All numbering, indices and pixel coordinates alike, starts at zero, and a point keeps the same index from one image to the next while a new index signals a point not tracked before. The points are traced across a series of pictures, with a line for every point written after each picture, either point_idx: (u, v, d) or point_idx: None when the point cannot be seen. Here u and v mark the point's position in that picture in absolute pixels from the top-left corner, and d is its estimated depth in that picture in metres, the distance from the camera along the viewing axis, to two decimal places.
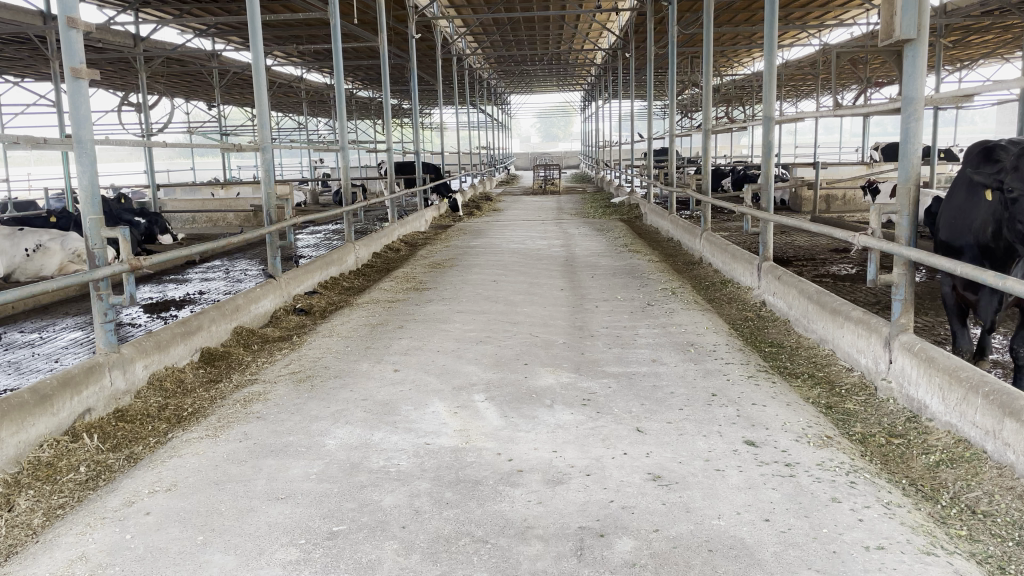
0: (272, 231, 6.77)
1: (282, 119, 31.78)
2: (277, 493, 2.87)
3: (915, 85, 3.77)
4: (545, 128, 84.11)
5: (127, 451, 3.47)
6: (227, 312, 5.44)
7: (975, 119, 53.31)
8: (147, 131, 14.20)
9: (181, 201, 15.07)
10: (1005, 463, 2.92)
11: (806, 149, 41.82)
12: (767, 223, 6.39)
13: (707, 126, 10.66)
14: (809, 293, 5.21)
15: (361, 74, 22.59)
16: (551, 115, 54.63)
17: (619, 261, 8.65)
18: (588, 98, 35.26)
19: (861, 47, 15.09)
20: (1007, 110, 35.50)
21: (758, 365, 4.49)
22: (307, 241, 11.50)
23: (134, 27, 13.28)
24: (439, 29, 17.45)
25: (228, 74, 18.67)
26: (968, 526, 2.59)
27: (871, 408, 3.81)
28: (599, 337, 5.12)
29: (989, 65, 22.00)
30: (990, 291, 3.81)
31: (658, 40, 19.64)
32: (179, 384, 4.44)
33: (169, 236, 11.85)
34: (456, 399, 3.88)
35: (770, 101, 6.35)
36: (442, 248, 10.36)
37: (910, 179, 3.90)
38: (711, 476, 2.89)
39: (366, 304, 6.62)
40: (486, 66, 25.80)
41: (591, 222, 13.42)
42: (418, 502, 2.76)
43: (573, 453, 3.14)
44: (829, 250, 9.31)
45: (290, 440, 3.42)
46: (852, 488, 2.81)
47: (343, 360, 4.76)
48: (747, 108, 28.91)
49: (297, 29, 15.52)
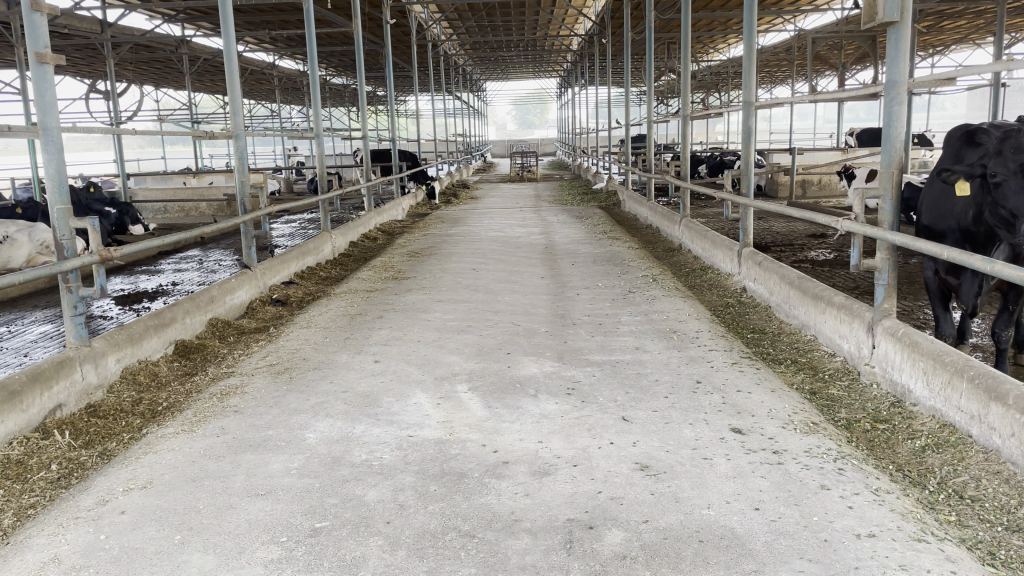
0: (247, 220, 6.64)
1: (255, 107, 31.39)
2: (257, 489, 2.80)
3: (898, 69, 3.76)
4: (520, 116, 83.96)
5: (100, 447, 3.37)
6: (202, 304, 5.33)
7: (945, 106, 53.98)
8: (116, 120, 13.92)
9: (152, 190, 14.81)
10: (990, 447, 2.92)
11: (781, 135, 42.14)
12: (747, 210, 6.37)
13: (684, 112, 10.63)
14: (790, 279, 5.20)
15: (335, 61, 22.34)
16: (527, 102, 54.53)
17: (598, 248, 8.61)
18: (563, 85, 35.18)
19: (836, 32, 15.16)
20: (977, 95, 36.04)
21: (741, 351, 4.48)
22: (283, 230, 11.34)
23: (101, 13, 12.99)
24: (414, 15, 17.27)
25: (200, 61, 18.38)
26: (957, 511, 2.58)
27: (855, 394, 3.80)
28: (581, 325, 5.08)
29: (960, 51, 22.25)
30: (971, 274, 3.80)
31: (634, 26, 19.60)
32: (153, 378, 4.33)
33: (141, 226, 11.64)
34: (438, 390, 3.82)
35: (750, 86, 6.31)
36: (420, 236, 10.27)
37: (893, 163, 3.87)
38: (699, 465, 2.86)
39: (344, 294, 6.52)
40: (461, 52, 25.62)
41: (569, 209, 13.39)
42: (402, 496, 2.70)
43: (559, 443, 3.10)
44: (806, 235, 9.35)
45: (269, 434, 3.34)
46: (840, 475, 2.78)
47: (322, 352, 4.67)
48: (723, 94, 29.01)
49: (268, 15, 15.28)
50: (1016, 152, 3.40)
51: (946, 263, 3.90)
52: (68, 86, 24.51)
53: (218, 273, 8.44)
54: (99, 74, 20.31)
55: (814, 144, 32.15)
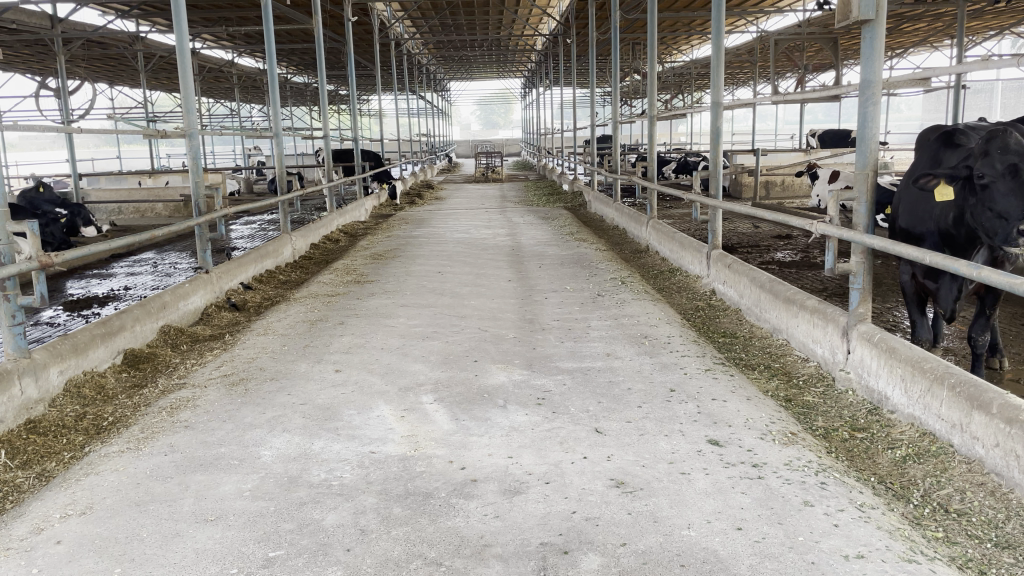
0: (202, 222, 6.36)
1: (214, 106, 30.74)
2: (207, 514, 2.60)
3: (873, 68, 3.68)
4: (484, 116, 83.68)
5: (38, 467, 3.13)
6: (153, 310, 5.07)
7: (902, 109, 54.77)
8: (67, 118, 13.43)
9: (105, 191, 14.38)
10: (973, 457, 2.83)
11: (745, 136, 42.28)
12: (716, 211, 6.27)
13: (651, 112, 10.51)
14: (761, 281, 5.12)
15: (296, 59, 21.91)
16: (490, 103, 54.44)
17: (566, 250, 8.49)
18: (527, 86, 35.06)
19: (798, 35, 15.25)
20: (932, 97, 37.01)
21: (715, 357, 4.36)
22: (241, 232, 11.02)
23: (51, 8, 12.55)
24: (376, 14, 17.01)
25: (155, 58, 17.87)
26: (943, 526, 2.48)
27: (830, 401, 3.71)
28: (550, 330, 4.93)
29: (919, 53, 22.63)
30: (948, 279, 3.74)
31: (599, 26, 19.58)
32: (100, 391, 4.08)
33: (93, 228, 11.23)
34: (403, 401, 3.65)
35: (719, 87, 6.20)
36: (384, 238, 10.05)
37: (869, 164, 3.79)
38: (677, 481, 2.73)
39: (305, 299, 6.29)
40: (425, 51, 25.36)
41: (536, 210, 13.27)
42: (363, 520, 2.53)
43: (529, 459, 2.95)
44: (772, 236, 9.35)
45: (222, 452, 3.14)
46: (823, 490, 2.67)
47: (280, 361, 4.46)
48: (686, 96, 29.12)
49: (226, 11, 14.95)
50: (1003, 152, 3.32)
51: (924, 266, 3.84)
52: (17, 84, 23.72)
53: (174, 276, 8.15)
54: (49, 70, 19.71)
55: (775, 145, 32.54)
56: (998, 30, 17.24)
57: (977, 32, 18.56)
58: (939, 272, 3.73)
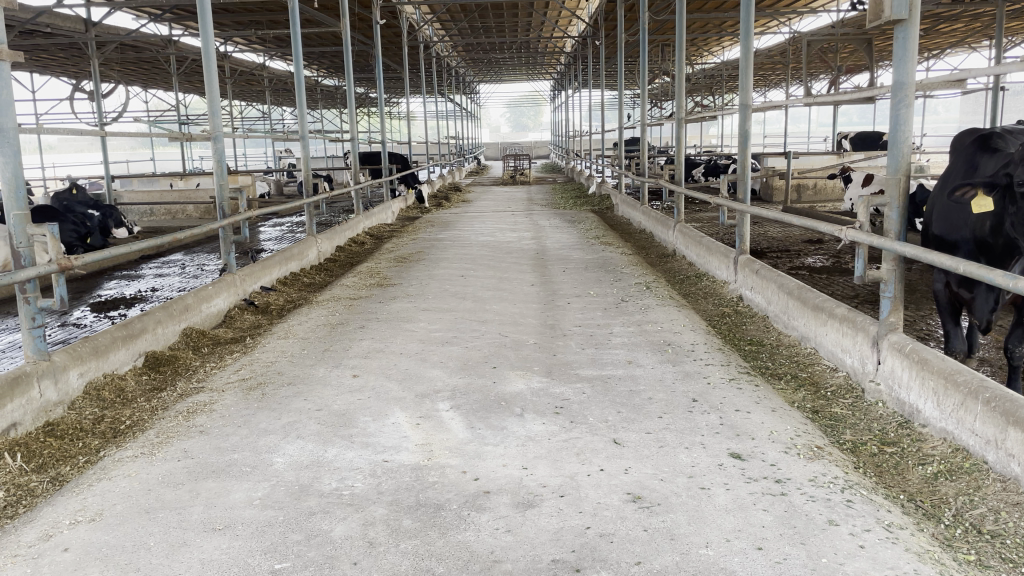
0: (226, 224, 6.36)
1: (245, 109, 31.08)
2: (215, 523, 2.57)
3: (906, 69, 3.55)
4: (513, 118, 83.82)
5: (53, 471, 3.13)
6: (176, 312, 5.08)
7: (938, 111, 53.79)
8: (101, 121, 13.60)
9: (137, 193, 14.58)
10: (1008, 476, 2.70)
11: (776, 138, 41.79)
12: (744, 215, 6.14)
13: (680, 115, 10.37)
14: (788, 288, 5.00)
15: (325, 61, 22.05)
16: (519, 105, 54.47)
17: (591, 254, 8.41)
18: (557, 88, 34.99)
19: (832, 35, 15.02)
20: (969, 99, 36.37)
21: (740, 366, 4.25)
22: (268, 234, 11.08)
23: (85, 11, 12.72)
24: (405, 16, 17.05)
25: (187, 61, 18.09)
26: (976, 549, 2.36)
27: (859, 413, 3.59)
28: (572, 337, 4.86)
29: (956, 54, 22.20)
30: (984, 290, 3.60)
31: (629, 27, 19.45)
32: (119, 394, 4.08)
33: (124, 229, 11.36)
34: (418, 408, 3.60)
35: (748, 88, 6.06)
36: (409, 241, 10.03)
37: (900, 169, 3.66)
38: (696, 496, 2.64)
39: (327, 302, 6.28)
40: (454, 53, 25.42)
41: (563, 212, 13.20)
42: (372, 532, 2.48)
43: (544, 470, 2.88)
44: (802, 241, 9.19)
45: (234, 458, 3.11)
46: (849, 508, 2.57)
47: (299, 365, 4.43)
48: (717, 98, 28.85)
49: (256, 14, 15.06)
50: None
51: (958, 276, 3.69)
52: (55, 88, 24.15)
53: (200, 278, 8.20)
54: (85, 74, 20.06)
55: (807, 147, 32.14)
56: None
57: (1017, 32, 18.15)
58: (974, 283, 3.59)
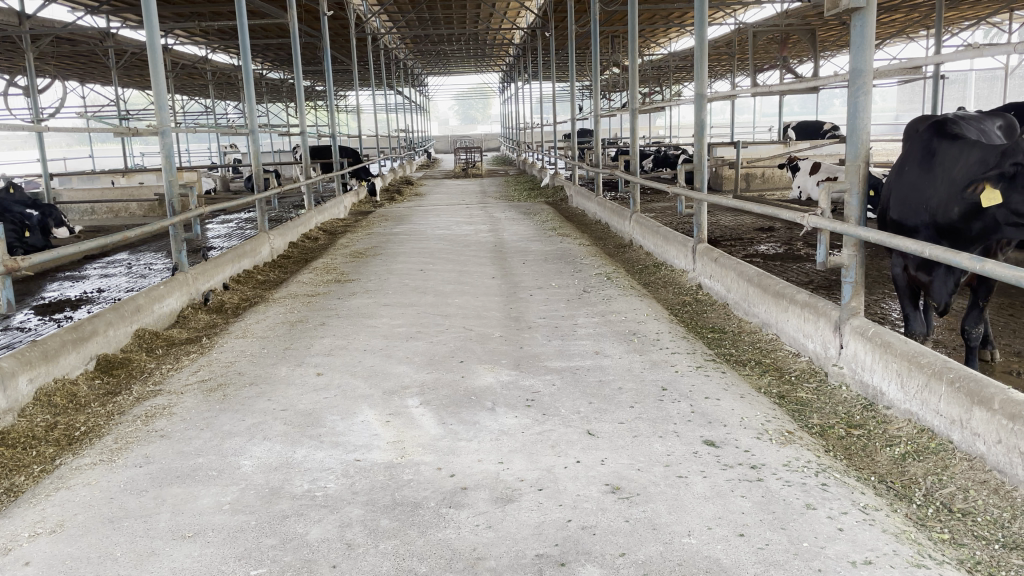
0: (176, 222, 6.17)
1: (188, 103, 30.34)
2: (184, 530, 2.48)
3: (863, 56, 3.61)
4: (462, 111, 83.46)
5: (5, 482, 2.98)
6: (127, 314, 4.92)
7: (875, 101, 55.19)
8: (38, 117, 13.11)
9: (78, 191, 14.11)
10: (974, 454, 2.76)
11: (723, 128, 42.44)
12: (701, 204, 6.18)
13: (632, 105, 10.40)
14: (748, 276, 5.06)
15: (271, 55, 21.62)
16: (468, 98, 54.29)
17: (549, 245, 8.40)
18: (506, 80, 34.94)
19: (777, 26, 15.29)
20: (907, 88, 37.42)
21: (705, 353, 4.28)
22: (218, 232, 10.83)
23: (18, 3, 12.25)
24: (353, 8, 16.79)
25: (127, 55, 17.57)
26: (949, 527, 2.40)
27: (824, 397, 3.64)
28: (537, 329, 4.84)
29: (895, 44, 22.81)
30: (942, 273, 3.66)
31: (578, 19, 19.49)
32: (71, 399, 3.92)
33: (65, 228, 10.96)
34: (387, 405, 3.54)
35: (703, 79, 6.11)
36: (363, 236, 9.91)
37: (860, 155, 3.71)
38: (675, 485, 2.64)
39: (284, 299, 6.15)
40: (402, 45, 25.19)
41: (517, 204, 13.20)
42: (349, 533, 2.42)
43: (521, 464, 2.85)
44: (754, 229, 9.32)
45: (199, 463, 3.01)
46: (825, 491, 2.59)
47: (259, 365, 4.32)
48: (664, 89, 29.14)
49: (198, 6, 14.66)
50: None
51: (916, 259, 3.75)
52: None
53: (149, 277, 7.97)
54: (18, 69, 19.31)
55: (754, 136, 32.67)
56: (974, 21, 17.39)
57: (952, 22, 18.69)
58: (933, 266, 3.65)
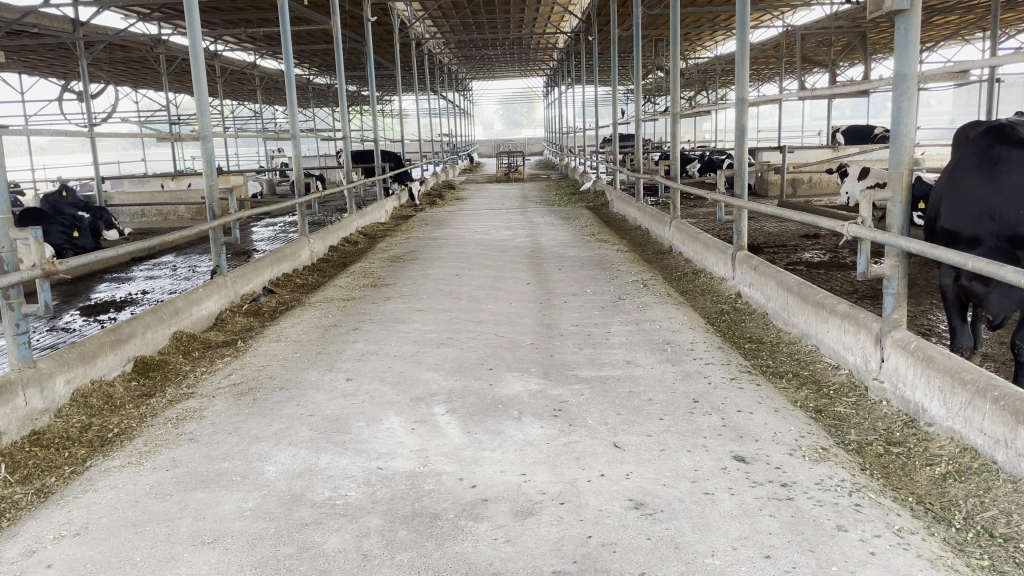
0: (217, 225, 6.25)
1: (236, 108, 30.89)
2: (204, 536, 2.48)
3: (906, 60, 3.49)
4: (506, 116, 83.71)
5: (37, 483, 3.02)
6: (166, 316, 4.99)
7: (928, 104, 53.75)
8: (91, 121, 13.45)
9: (128, 194, 14.47)
10: (1019, 476, 2.63)
11: (770, 132, 41.77)
12: (740, 211, 6.05)
13: (674, 110, 10.28)
14: (788, 285, 4.93)
15: (317, 59, 21.90)
16: (512, 102, 54.36)
17: (587, 251, 8.32)
18: (550, 85, 34.88)
19: (826, 29, 15.00)
20: (962, 92, 36.50)
21: (740, 365, 4.18)
22: (261, 235, 10.97)
23: (73, 11, 12.60)
24: (397, 13, 16.94)
25: (177, 60, 17.95)
26: (990, 553, 2.28)
27: (863, 412, 3.52)
28: (569, 337, 4.77)
29: (949, 46, 22.22)
30: (1003, 287, 3.46)
31: (621, 23, 19.36)
32: (107, 401, 3.98)
33: (114, 231, 11.21)
34: (413, 413, 3.51)
35: (744, 83, 5.97)
36: (402, 240, 9.95)
37: (904, 162, 3.58)
38: (701, 502, 2.56)
39: (320, 303, 6.19)
40: (446, 50, 25.34)
41: (557, 209, 13.15)
42: (366, 544, 2.39)
43: (543, 476, 2.80)
44: (799, 236, 9.12)
45: (224, 467, 3.03)
46: (857, 512, 2.49)
47: (291, 369, 4.34)
48: (710, 92, 28.85)
49: (245, 12, 14.89)
50: None
51: (971, 270, 3.54)
52: (44, 89, 23.95)
53: (191, 280, 8.10)
54: (73, 74, 19.90)
55: (801, 141, 32.11)
56: None
57: (1010, 24, 18.13)
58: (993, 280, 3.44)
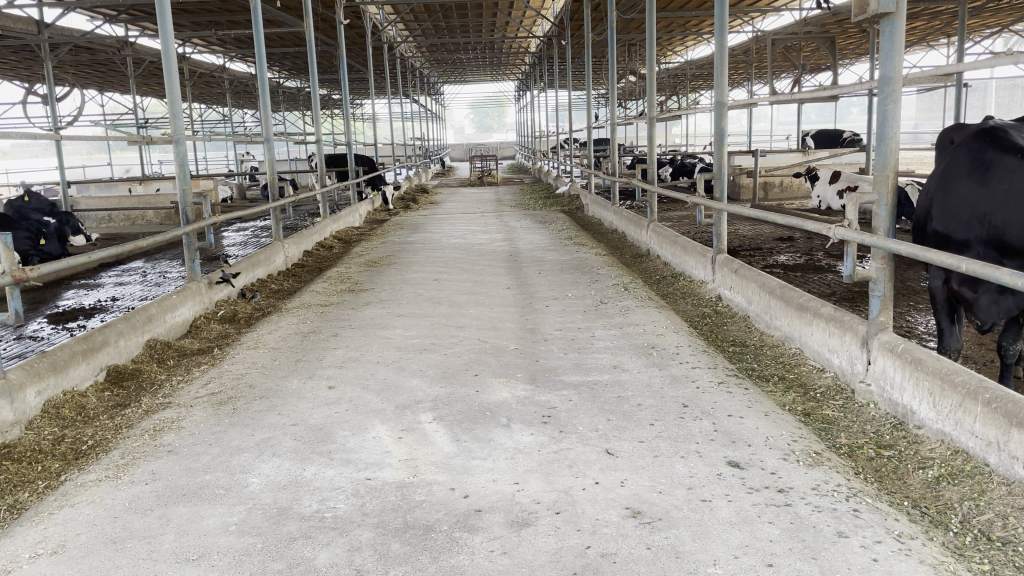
0: (190, 231, 6.10)
1: (205, 112, 30.49)
2: (187, 553, 2.39)
3: (892, 63, 3.50)
4: (477, 119, 83.56)
5: (9, 498, 2.90)
6: (139, 324, 4.85)
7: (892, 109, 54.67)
8: (56, 125, 13.14)
9: (95, 199, 14.16)
10: (1012, 479, 2.62)
11: (739, 136, 42.18)
12: (720, 214, 6.04)
13: (650, 114, 10.26)
14: (770, 287, 4.93)
15: (288, 62, 21.66)
16: (483, 106, 54.26)
17: (565, 255, 8.28)
18: (522, 88, 34.87)
19: (797, 34, 15.15)
20: (927, 96, 37.20)
21: (727, 368, 4.16)
22: (233, 240, 10.77)
23: (38, 12, 12.31)
24: (369, 15, 16.77)
25: (145, 63, 17.63)
26: (989, 557, 2.27)
27: (852, 415, 3.51)
28: (553, 342, 4.72)
29: (915, 52, 22.60)
30: (993, 293, 3.47)
31: (594, 27, 19.37)
32: (80, 412, 3.85)
33: (82, 237, 10.94)
34: (400, 421, 3.44)
35: (724, 87, 5.96)
36: (378, 245, 9.83)
37: (889, 165, 3.59)
38: (698, 510, 2.53)
39: (296, 310, 6.07)
40: (418, 54, 25.22)
41: (532, 213, 13.11)
42: (359, 559, 2.32)
43: (537, 485, 2.74)
44: (774, 239, 9.16)
45: (206, 480, 2.93)
46: (856, 518, 2.47)
47: (270, 377, 4.24)
48: (682, 96, 29.07)
49: (215, 14, 14.65)
50: None
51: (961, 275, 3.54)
52: (6, 92, 23.41)
53: (163, 286, 7.93)
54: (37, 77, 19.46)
55: (771, 145, 32.45)
56: (997, 28, 17.16)
57: (975, 30, 18.46)
58: (984, 285, 3.45)
